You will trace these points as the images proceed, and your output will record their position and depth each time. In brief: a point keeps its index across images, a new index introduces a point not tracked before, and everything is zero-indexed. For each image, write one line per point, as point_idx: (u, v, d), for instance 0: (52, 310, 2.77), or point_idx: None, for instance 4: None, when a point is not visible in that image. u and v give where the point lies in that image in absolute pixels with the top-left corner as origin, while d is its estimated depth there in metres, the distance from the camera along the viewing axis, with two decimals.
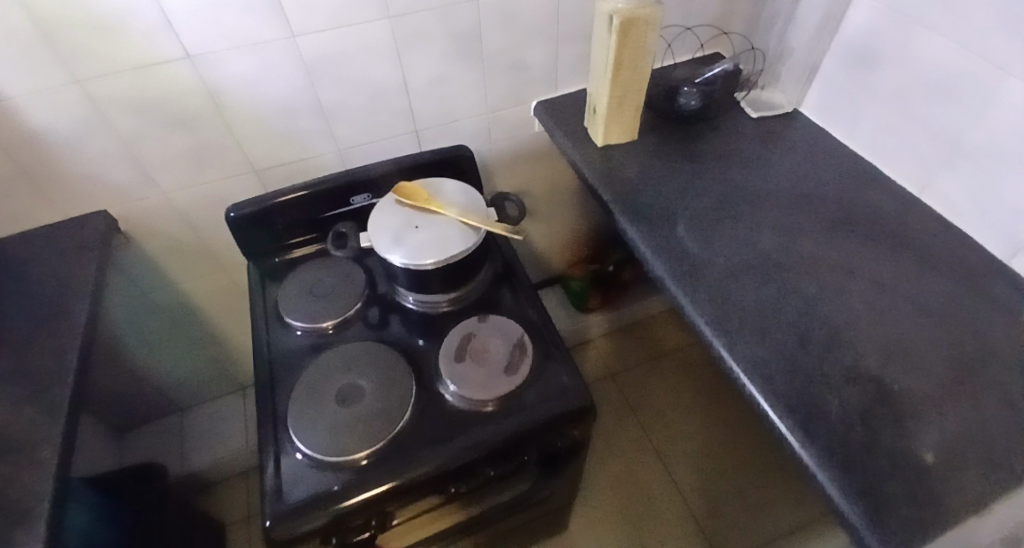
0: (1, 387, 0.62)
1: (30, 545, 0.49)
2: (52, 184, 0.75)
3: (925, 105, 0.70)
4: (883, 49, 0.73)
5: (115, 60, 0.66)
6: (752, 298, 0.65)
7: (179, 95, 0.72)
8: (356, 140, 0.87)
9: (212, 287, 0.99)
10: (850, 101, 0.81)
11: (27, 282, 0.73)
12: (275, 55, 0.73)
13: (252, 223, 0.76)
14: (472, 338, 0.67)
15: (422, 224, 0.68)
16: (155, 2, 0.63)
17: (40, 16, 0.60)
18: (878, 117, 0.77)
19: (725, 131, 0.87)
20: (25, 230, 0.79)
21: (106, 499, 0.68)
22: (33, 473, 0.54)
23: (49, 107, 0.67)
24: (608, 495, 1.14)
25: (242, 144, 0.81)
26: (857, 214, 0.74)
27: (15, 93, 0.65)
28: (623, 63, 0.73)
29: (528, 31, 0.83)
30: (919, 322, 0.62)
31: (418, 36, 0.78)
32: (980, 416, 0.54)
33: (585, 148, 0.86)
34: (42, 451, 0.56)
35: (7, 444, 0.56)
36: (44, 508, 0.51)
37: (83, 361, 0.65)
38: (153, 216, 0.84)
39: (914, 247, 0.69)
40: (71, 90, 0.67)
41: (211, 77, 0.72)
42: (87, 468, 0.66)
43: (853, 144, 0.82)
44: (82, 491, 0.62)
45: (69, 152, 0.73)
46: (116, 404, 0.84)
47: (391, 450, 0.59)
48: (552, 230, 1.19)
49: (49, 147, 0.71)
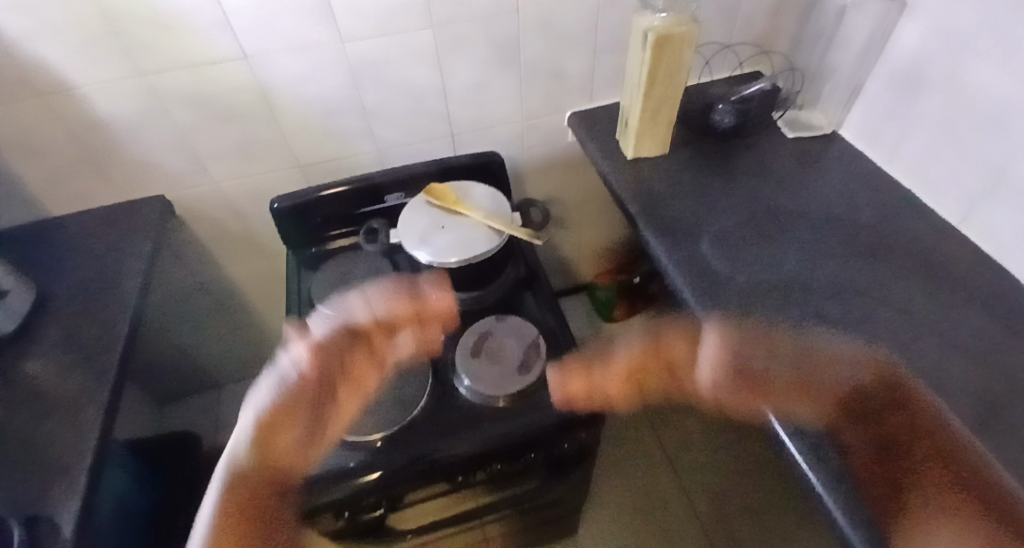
0: (60, 349, 0.68)
1: (72, 491, 0.54)
2: (116, 167, 0.82)
3: (970, 135, 0.68)
4: (929, 74, 0.72)
5: (178, 56, 0.72)
6: (771, 318, 0.65)
7: (234, 90, 0.78)
8: (396, 141, 0.91)
9: (254, 272, 1.05)
10: (893, 126, 0.79)
11: (88, 255, 0.80)
12: (325, 57, 0.77)
13: (293, 214, 0.81)
14: (489, 337, 0.69)
15: (449, 224, 0.71)
16: (218, 5, 0.68)
17: (117, 14, 0.66)
18: (921, 143, 0.75)
19: (759, 149, 0.87)
20: (91, 207, 0.87)
21: (143, 460, 0.73)
22: (79, 428, 0.59)
23: (117, 95, 0.74)
24: (621, 509, 1.13)
25: (289, 139, 0.86)
26: (888, 240, 0.72)
27: (90, 81, 0.72)
28: (657, 77, 0.74)
29: (565, 42, 0.85)
30: (945, 355, 0.60)
31: (459, 45, 0.81)
32: (1002, 456, 0.53)
33: (616, 159, 0.87)
34: (87, 410, 0.61)
35: (60, 400, 0.62)
36: (86, 461, 0.57)
37: (132, 331, 0.71)
38: (204, 201, 0.91)
39: (948, 279, 0.67)
40: (139, 81, 0.73)
41: (264, 76, 0.77)
42: (130, 429, 0.72)
43: (894, 168, 0.81)
44: (123, 449, 0.68)
45: (133, 138, 0.79)
46: (159, 374, 0.90)
47: (405, 435, 0.62)
48: (582, 238, 1.21)
49: (116, 132, 0.78)
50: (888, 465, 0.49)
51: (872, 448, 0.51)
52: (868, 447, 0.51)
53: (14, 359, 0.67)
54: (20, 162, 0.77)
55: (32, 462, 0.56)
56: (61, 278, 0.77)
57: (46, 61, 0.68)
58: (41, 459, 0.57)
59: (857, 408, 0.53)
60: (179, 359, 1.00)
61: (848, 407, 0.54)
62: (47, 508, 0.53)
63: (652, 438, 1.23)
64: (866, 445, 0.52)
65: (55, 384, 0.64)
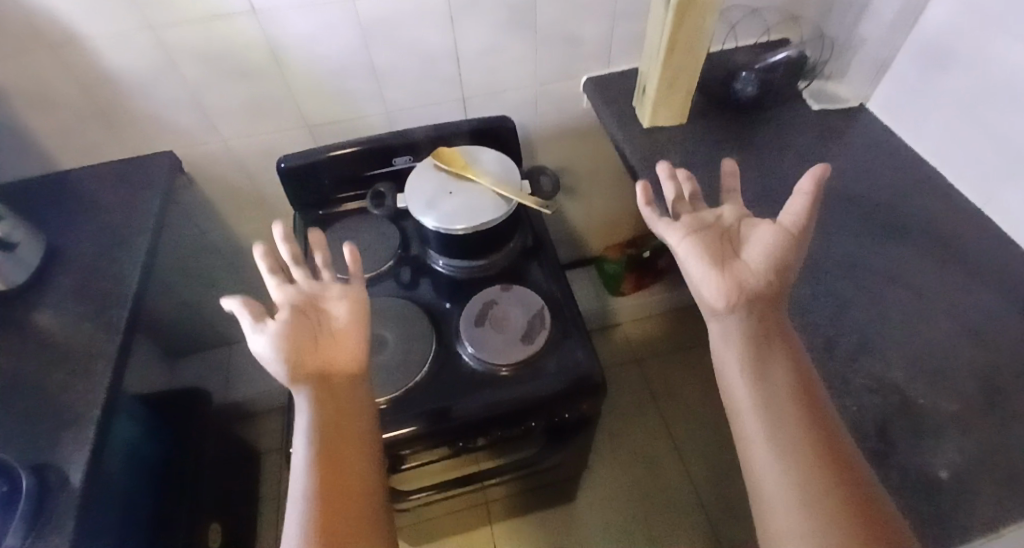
0: (70, 302, 0.69)
1: (83, 440, 0.56)
2: (125, 122, 0.82)
3: (1004, 114, 0.65)
4: (964, 49, 0.68)
5: (185, 9, 0.70)
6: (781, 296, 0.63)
7: (243, 46, 0.76)
8: (405, 103, 0.89)
9: (263, 233, 1.05)
10: (922, 102, 0.75)
11: (98, 210, 0.80)
12: (334, 13, 0.75)
13: (301, 175, 0.80)
14: (493, 306, 0.69)
15: (456, 190, 0.69)
16: None
17: None
18: (950, 122, 0.72)
19: (779, 121, 0.84)
20: (100, 162, 0.86)
21: (153, 412, 0.75)
22: (89, 380, 0.61)
23: (125, 49, 0.73)
24: (619, 478, 1.15)
25: (298, 98, 0.84)
26: (909, 220, 0.70)
27: (97, 34, 0.70)
28: (677, 42, 0.71)
29: (583, 3, 0.82)
30: (957, 339, 0.59)
31: (473, 3, 0.78)
32: (1008, 441, 0.52)
33: (631, 127, 0.84)
34: (96, 362, 0.62)
35: (70, 352, 0.63)
36: (95, 413, 0.58)
37: (140, 289, 0.71)
38: (213, 160, 0.90)
39: (967, 261, 0.65)
40: (147, 35, 0.72)
41: (273, 31, 0.75)
42: (140, 382, 0.74)
43: (920, 145, 0.77)
44: (133, 401, 0.69)
45: (141, 93, 0.78)
46: (170, 330, 0.92)
47: (407, 399, 0.62)
48: (592, 209, 1.19)
49: (123, 86, 0.77)
50: (797, 404, 0.44)
51: (793, 389, 0.45)
52: (785, 385, 0.45)
53: (26, 310, 0.68)
54: (30, 115, 0.77)
55: (45, 413, 0.58)
56: (71, 232, 0.77)
57: (51, 11, 0.67)
58: (53, 409, 0.58)
59: (792, 353, 0.47)
60: (189, 316, 1.02)
61: (790, 349, 0.48)
62: (59, 458, 0.54)
63: (653, 412, 1.23)
64: (790, 377, 0.46)
65: (65, 336, 0.65)
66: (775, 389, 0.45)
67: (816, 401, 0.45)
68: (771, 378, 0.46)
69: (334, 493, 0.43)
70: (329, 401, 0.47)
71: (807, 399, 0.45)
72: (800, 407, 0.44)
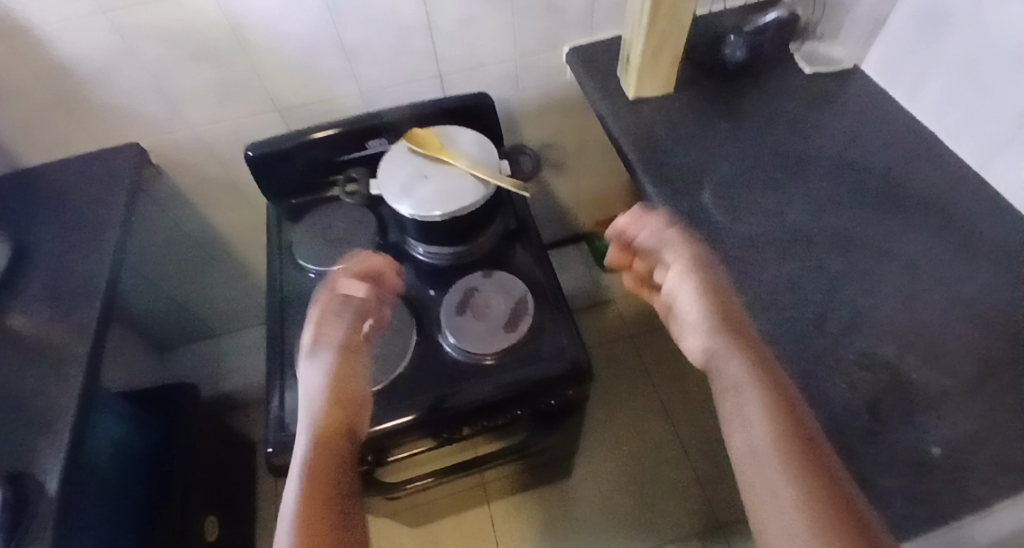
0: (40, 304, 0.67)
1: (58, 447, 0.54)
2: (86, 112, 0.78)
3: (999, 81, 0.62)
4: (954, 12, 0.65)
5: None
6: (772, 273, 0.61)
7: (205, 27, 0.72)
8: (380, 81, 0.85)
9: (242, 222, 1.02)
10: (917, 67, 0.72)
11: (65, 206, 0.78)
12: None
13: (270, 164, 0.77)
14: (475, 293, 0.67)
15: (432, 173, 0.67)
16: None
17: None
18: (945, 87, 0.69)
19: (770, 88, 0.80)
20: (66, 155, 0.83)
21: None
22: (60, 386, 0.59)
23: (79, 34, 0.69)
24: (613, 454, 1.15)
25: (269, 79, 0.81)
26: (907, 187, 0.66)
27: (47, 20, 0.66)
28: (660, 10, 0.67)
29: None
30: (950, 310, 0.57)
31: None
32: (1004, 413, 0.50)
33: (615, 99, 0.81)
34: (68, 367, 0.61)
35: (40, 356, 0.62)
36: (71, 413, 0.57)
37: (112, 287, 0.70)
38: (182, 148, 0.87)
39: (963, 230, 0.63)
40: (100, 19, 0.68)
41: (235, 10, 0.71)
42: None
43: (916, 106, 0.74)
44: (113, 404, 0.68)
45: (101, 81, 0.75)
46: None
47: (389, 393, 0.61)
48: (582, 184, 1.16)
49: (80, 75, 0.73)
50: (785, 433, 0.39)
51: (779, 410, 0.41)
52: (769, 409, 0.41)
53: None
54: None
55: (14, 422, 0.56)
56: (38, 230, 0.75)
57: None
58: (24, 416, 0.57)
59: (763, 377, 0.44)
60: None
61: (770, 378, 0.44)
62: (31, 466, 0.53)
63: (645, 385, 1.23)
64: (776, 407, 0.41)
65: (35, 340, 0.63)
66: (759, 415, 0.41)
67: (803, 423, 0.40)
68: (752, 409, 0.41)
69: (320, 524, 0.38)
70: (335, 434, 0.46)
71: (790, 419, 0.41)
72: (785, 426, 0.40)
